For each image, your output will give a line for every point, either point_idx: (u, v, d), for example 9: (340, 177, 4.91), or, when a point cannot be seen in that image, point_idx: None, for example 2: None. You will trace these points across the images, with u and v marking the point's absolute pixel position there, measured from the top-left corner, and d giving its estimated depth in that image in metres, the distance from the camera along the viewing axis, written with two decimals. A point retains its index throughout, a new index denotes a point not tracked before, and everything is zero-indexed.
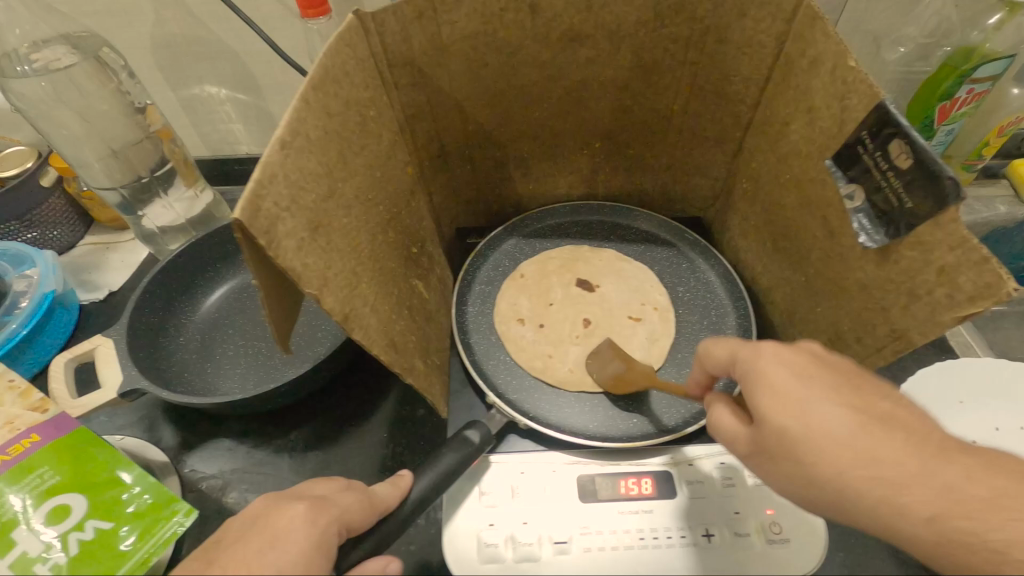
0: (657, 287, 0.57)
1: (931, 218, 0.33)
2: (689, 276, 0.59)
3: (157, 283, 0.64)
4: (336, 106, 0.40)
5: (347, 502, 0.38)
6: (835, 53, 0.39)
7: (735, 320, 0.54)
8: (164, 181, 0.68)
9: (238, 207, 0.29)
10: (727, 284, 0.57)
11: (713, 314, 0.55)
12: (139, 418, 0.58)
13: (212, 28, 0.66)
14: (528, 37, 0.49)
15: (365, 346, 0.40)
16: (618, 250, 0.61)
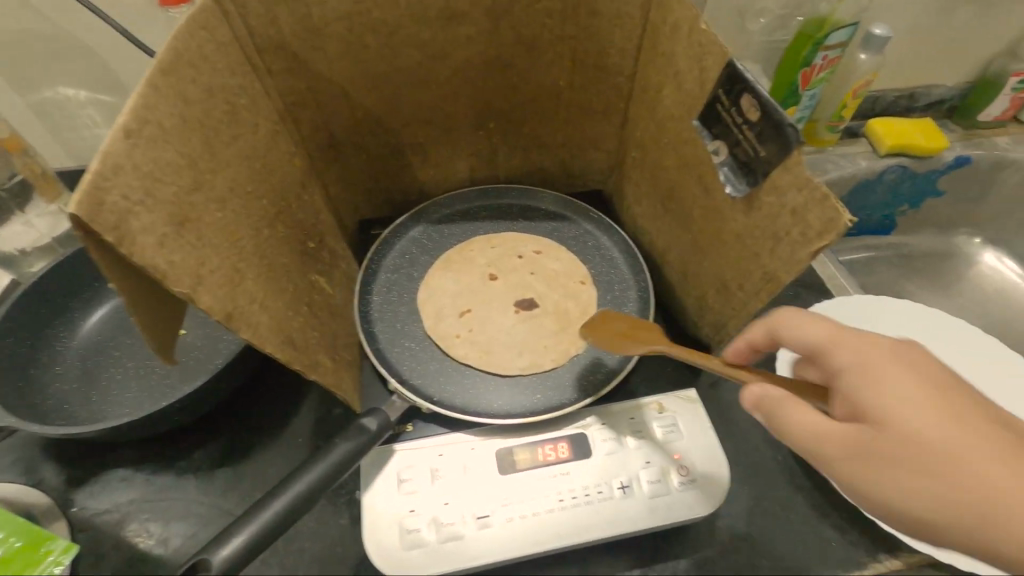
0: (569, 264, 0.58)
1: (781, 163, 0.36)
2: (594, 253, 0.60)
3: (19, 311, 0.57)
4: (195, 92, 0.38)
5: None
6: (690, 17, 0.41)
7: (636, 294, 0.56)
8: (19, 196, 0.61)
9: (72, 200, 0.27)
10: (629, 259, 0.58)
11: (618, 292, 0.56)
12: (12, 461, 0.52)
13: (57, 22, 0.60)
14: (405, 15, 0.48)
15: (255, 344, 0.38)
16: (527, 231, 0.62)
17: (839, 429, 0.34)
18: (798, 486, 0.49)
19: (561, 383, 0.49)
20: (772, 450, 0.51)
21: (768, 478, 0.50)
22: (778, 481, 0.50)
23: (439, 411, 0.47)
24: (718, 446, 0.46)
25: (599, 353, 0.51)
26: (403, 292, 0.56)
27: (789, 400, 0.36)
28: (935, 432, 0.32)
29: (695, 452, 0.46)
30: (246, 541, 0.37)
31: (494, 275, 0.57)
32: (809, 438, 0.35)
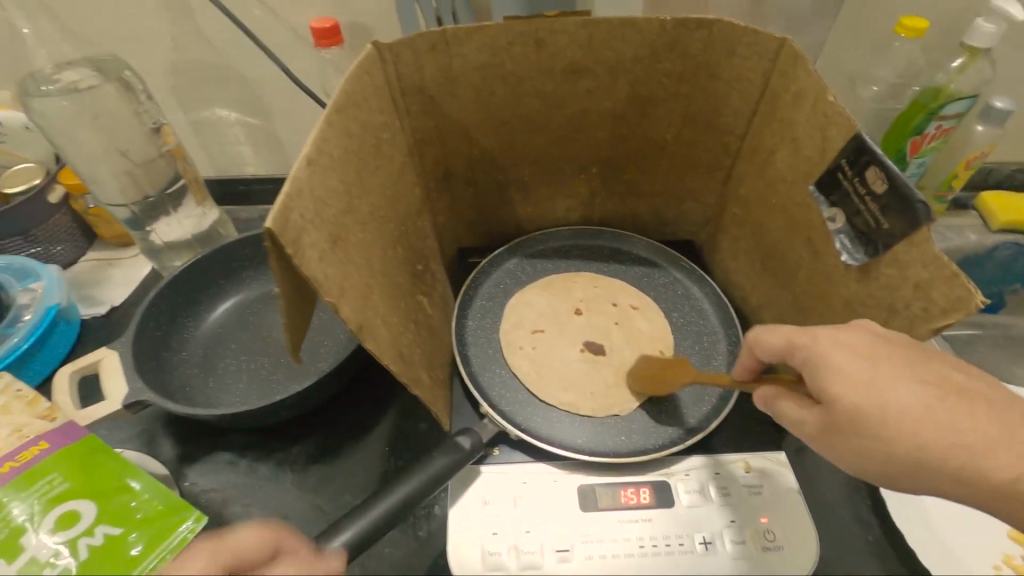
0: (657, 312, 0.59)
1: (906, 237, 0.36)
2: (684, 303, 0.60)
3: (161, 298, 0.64)
4: (355, 127, 0.43)
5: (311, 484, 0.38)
6: (816, 88, 0.43)
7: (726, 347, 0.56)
8: (175, 198, 0.70)
9: (269, 216, 0.32)
10: (720, 312, 0.59)
11: (707, 341, 0.57)
12: (139, 431, 0.58)
13: (227, 55, 0.69)
14: (533, 68, 0.52)
15: (377, 355, 0.41)
16: (618, 275, 0.63)
17: (880, 389, 0.36)
18: (891, 572, 0.47)
19: (646, 429, 0.50)
20: (863, 528, 0.49)
21: (857, 557, 0.47)
22: (868, 562, 0.47)
23: (525, 439, 0.48)
24: (807, 514, 0.45)
25: (686, 404, 0.51)
26: (496, 319, 0.59)
27: (835, 359, 0.37)
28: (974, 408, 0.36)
29: (781, 518, 0.45)
30: (353, 537, 0.40)
31: (581, 310, 0.59)
32: (851, 399, 0.36)
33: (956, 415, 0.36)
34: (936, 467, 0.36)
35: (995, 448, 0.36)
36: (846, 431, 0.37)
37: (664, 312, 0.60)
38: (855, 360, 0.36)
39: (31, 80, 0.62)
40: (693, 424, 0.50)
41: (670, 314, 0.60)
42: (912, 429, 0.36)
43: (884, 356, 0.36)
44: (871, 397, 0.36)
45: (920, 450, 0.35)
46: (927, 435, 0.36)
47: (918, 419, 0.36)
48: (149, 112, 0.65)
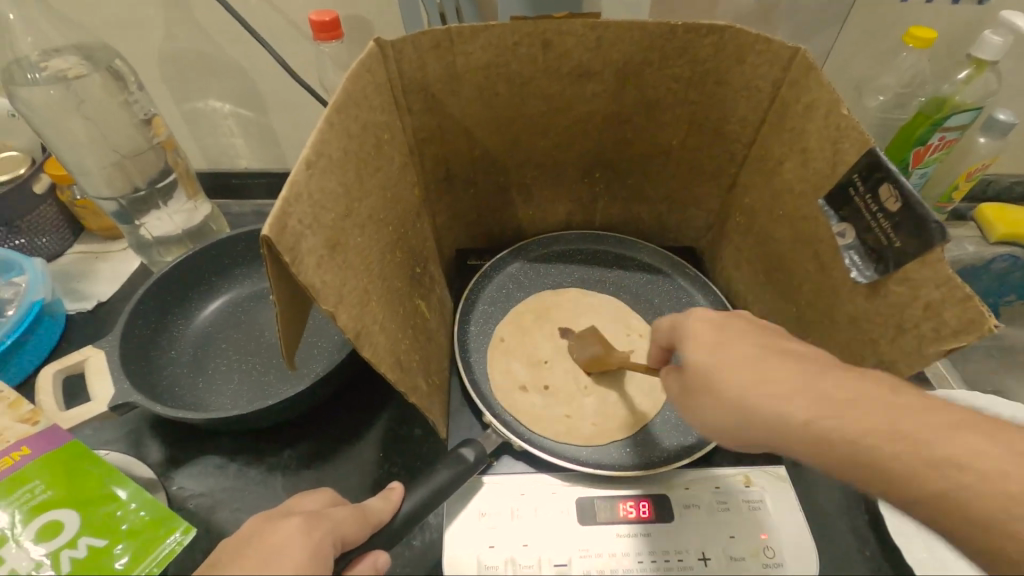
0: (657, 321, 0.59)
1: (918, 257, 0.36)
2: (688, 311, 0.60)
3: (152, 294, 0.63)
4: (355, 128, 0.42)
5: (342, 516, 0.39)
6: (829, 100, 0.42)
7: None
8: (165, 192, 0.68)
9: (266, 223, 0.30)
10: None
11: None
12: (126, 432, 0.57)
13: (220, 45, 0.67)
14: (539, 70, 0.51)
15: (374, 363, 0.40)
16: (622, 281, 0.63)
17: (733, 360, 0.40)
18: None
19: (648, 443, 0.49)
20: (859, 542, 0.49)
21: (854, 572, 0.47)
22: None
23: (527, 449, 0.48)
24: (807, 530, 0.45)
25: (689, 418, 0.51)
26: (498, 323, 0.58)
27: (694, 325, 0.42)
28: (710, 390, 0.40)
29: (782, 533, 0.45)
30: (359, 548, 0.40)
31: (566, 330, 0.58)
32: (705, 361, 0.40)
33: (796, 372, 0.38)
34: (761, 428, 0.38)
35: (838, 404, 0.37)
36: (699, 392, 0.40)
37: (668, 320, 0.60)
38: (715, 336, 0.41)
39: (15, 67, 0.59)
40: (695, 438, 0.49)
41: None
42: (757, 389, 0.38)
43: (727, 327, 0.41)
44: (712, 355, 0.40)
45: (755, 411, 0.38)
46: (770, 388, 0.38)
47: (767, 380, 0.38)
48: (139, 103, 0.63)
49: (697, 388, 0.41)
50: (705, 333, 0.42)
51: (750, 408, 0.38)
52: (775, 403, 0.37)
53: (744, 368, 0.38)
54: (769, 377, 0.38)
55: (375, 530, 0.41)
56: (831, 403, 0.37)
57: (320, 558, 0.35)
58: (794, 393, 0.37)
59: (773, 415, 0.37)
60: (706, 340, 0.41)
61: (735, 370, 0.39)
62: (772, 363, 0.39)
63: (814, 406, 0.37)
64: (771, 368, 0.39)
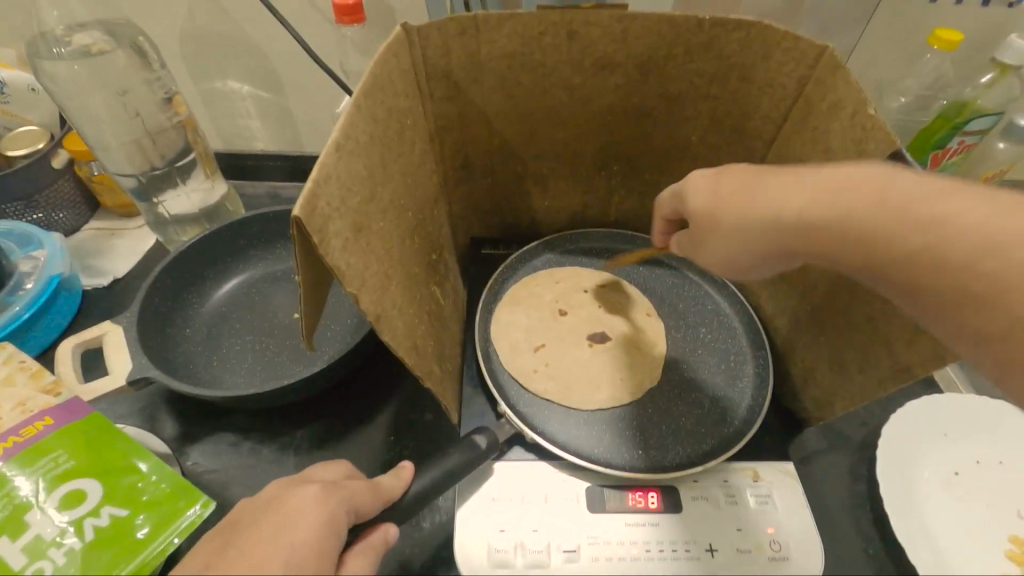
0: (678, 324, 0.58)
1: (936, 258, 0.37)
2: (711, 318, 0.59)
3: (168, 272, 0.63)
4: (381, 113, 0.42)
5: (357, 487, 0.39)
6: (855, 100, 0.42)
7: (753, 368, 0.54)
8: (183, 171, 0.68)
9: (297, 203, 0.31)
10: (751, 332, 0.57)
11: (733, 360, 0.56)
12: (140, 407, 0.57)
13: (241, 25, 0.67)
14: (562, 60, 0.51)
15: (393, 347, 0.40)
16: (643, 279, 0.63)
17: (760, 171, 0.41)
18: None
19: (661, 447, 0.48)
20: (863, 540, 0.49)
21: (857, 570, 0.48)
22: None
23: (538, 442, 0.48)
24: (812, 524, 0.46)
25: (706, 421, 0.50)
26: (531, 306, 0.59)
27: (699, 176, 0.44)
28: (709, 226, 0.43)
29: (789, 529, 0.45)
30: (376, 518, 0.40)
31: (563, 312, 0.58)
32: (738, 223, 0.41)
33: (797, 176, 0.39)
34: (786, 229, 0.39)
35: (885, 222, 0.37)
36: (710, 233, 0.43)
37: (691, 325, 0.59)
38: (727, 183, 0.42)
39: (41, 41, 0.60)
40: (714, 444, 0.49)
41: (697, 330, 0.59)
42: (752, 205, 0.40)
43: (731, 169, 0.43)
44: (712, 203, 0.42)
45: (758, 210, 0.40)
46: (782, 195, 0.39)
47: (770, 192, 0.40)
48: (160, 81, 0.63)
49: (700, 220, 0.43)
50: (701, 183, 0.44)
51: (760, 217, 0.40)
52: (757, 204, 0.40)
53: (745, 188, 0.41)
54: (756, 189, 0.40)
55: (386, 506, 0.41)
56: (869, 204, 0.37)
57: (332, 527, 0.36)
58: (805, 206, 0.38)
59: (786, 209, 0.39)
60: (708, 182, 0.43)
61: (727, 211, 0.41)
62: (772, 180, 0.40)
63: (809, 200, 0.38)
64: (763, 186, 0.40)
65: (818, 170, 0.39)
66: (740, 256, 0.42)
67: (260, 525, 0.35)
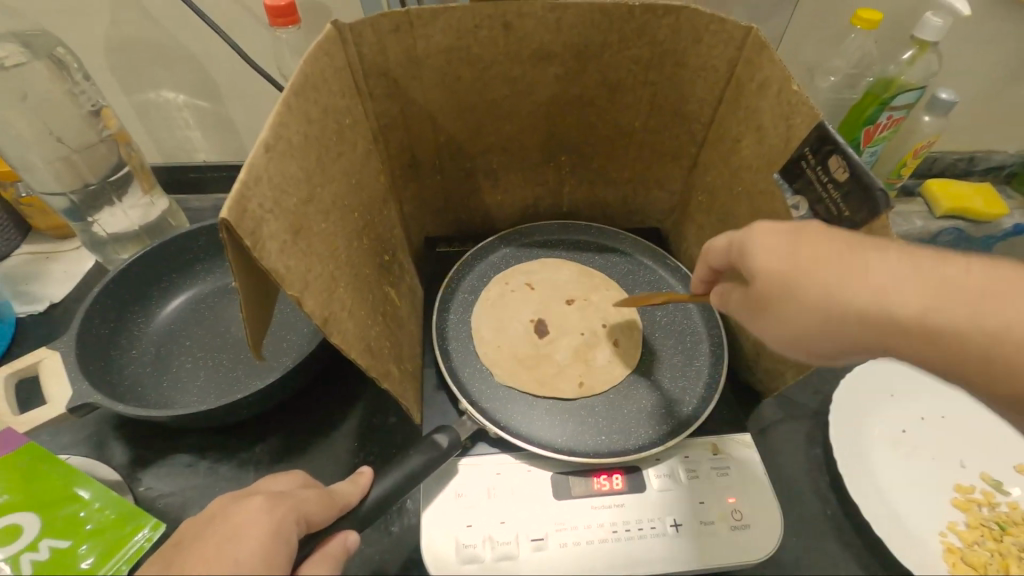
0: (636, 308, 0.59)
1: (867, 224, 0.38)
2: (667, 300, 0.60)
3: (109, 292, 0.60)
4: (315, 113, 0.41)
5: (305, 494, 0.38)
6: (780, 78, 0.44)
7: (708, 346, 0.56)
8: (118, 186, 0.66)
9: (225, 206, 0.30)
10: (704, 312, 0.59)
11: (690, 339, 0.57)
12: (86, 436, 0.55)
13: (171, 32, 0.65)
14: (500, 53, 0.51)
15: (343, 349, 0.40)
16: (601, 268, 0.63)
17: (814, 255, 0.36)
18: (847, 545, 0.49)
19: (623, 431, 0.49)
20: (821, 503, 0.51)
21: (817, 532, 0.49)
22: (828, 539, 0.49)
23: (501, 436, 0.48)
24: (770, 491, 0.47)
25: (668, 403, 0.51)
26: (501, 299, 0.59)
27: (761, 237, 0.38)
28: (784, 295, 0.37)
29: (748, 497, 0.46)
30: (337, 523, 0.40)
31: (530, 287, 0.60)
32: (790, 333, 0.38)
33: (917, 295, 0.35)
34: (868, 325, 0.35)
35: (951, 297, 0.35)
36: (771, 298, 0.38)
37: (648, 309, 0.60)
38: (783, 250, 0.37)
39: None
40: (674, 422, 0.50)
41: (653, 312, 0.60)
42: (830, 275, 0.35)
43: (806, 229, 0.37)
44: (785, 269, 0.37)
45: (841, 301, 0.35)
46: (891, 294, 0.35)
47: (869, 263, 0.35)
48: (85, 94, 0.60)
49: (777, 297, 0.37)
50: (775, 260, 0.37)
51: (841, 304, 0.35)
52: (861, 282, 0.35)
53: (806, 262, 0.36)
54: (829, 266, 0.35)
55: (341, 514, 0.40)
56: (940, 294, 0.35)
57: (285, 538, 0.35)
58: (889, 284, 0.35)
59: (854, 310, 0.35)
60: (782, 260, 0.37)
61: (809, 281, 0.36)
62: (846, 254, 0.36)
63: (905, 277, 0.35)
64: (870, 265, 0.35)
65: (901, 258, 0.36)
66: (808, 329, 0.37)
67: (211, 539, 0.33)
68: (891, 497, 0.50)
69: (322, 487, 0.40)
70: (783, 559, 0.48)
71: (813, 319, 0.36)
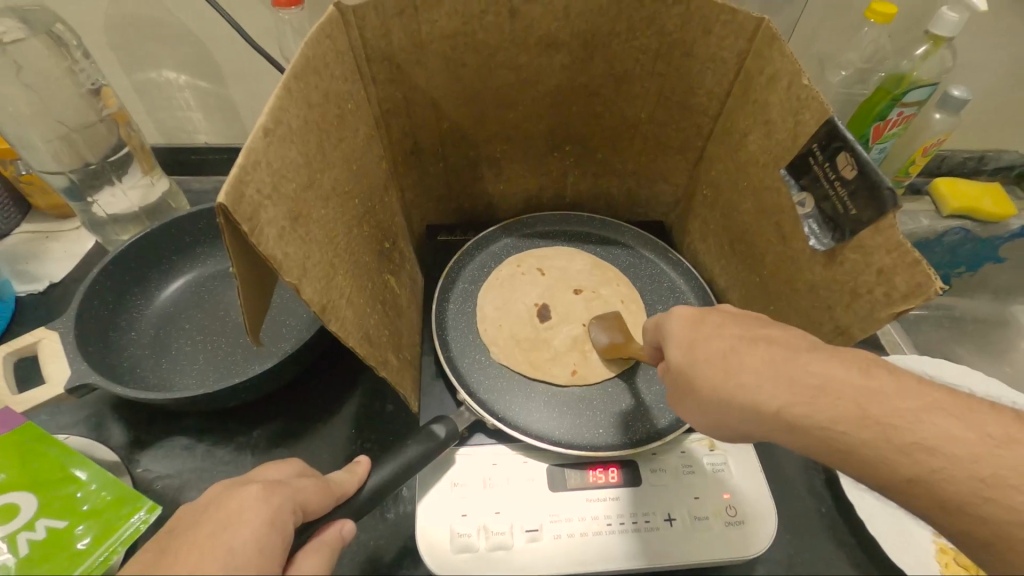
0: (636, 303, 0.59)
1: (872, 223, 0.37)
2: (668, 295, 0.60)
3: (109, 273, 0.60)
4: (316, 97, 0.40)
5: (304, 486, 0.38)
6: (790, 71, 0.43)
7: None
8: (118, 167, 0.65)
9: (222, 190, 0.29)
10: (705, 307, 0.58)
11: None
12: (85, 416, 0.55)
13: (171, 9, 0.63)
14: (505, 39, 0.50)
15: (341, 337, 0.39)
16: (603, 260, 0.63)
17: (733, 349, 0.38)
18: (842, 543, 0.49)
19: (620, 426, 0.49)
20: (816, 500, 0.51)
21: (812, 530, 0.49)
22: (822, 536, 0.49)
23: (499, 428, 0.48)
24: (766, 488, 0.47)
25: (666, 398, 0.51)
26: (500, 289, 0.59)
27: (675, 320, 0.41)
28: (690, 400, 0.39)
29: (744, 494, 0.47)
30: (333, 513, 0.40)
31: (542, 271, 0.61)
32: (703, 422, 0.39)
33: (798, 391, 0.35)
34: (740, 422, 0.37)
35: (814, 392, 0.35)
36: (683, 393, 0.40)
37: (648, 303, 0.59)
38: (684, 351, 0.40)
39: None
40: (672, 417, 0.49)
41: (654, 306, 0.59)
42: (714, 373, 0.37)
43: (707, 321, 0.40)
44: (685, 356, 0.39)
45: (733, 404, 0.37)
46: (788, 381, 0.35)
47: (737, 363, 0.37)
48: (85, 71, 0.59)
49: (681, 391, 0.40)
50: (677, 333, 0.41)
51: (728, 399, 0.37)
52: (736, 388, 0.36)
53: (715, 364, 0.38)
54: (737, 365, 0.37)
55: (336, 502, 0.40)
56: (806, 387, 0.35)
57: (280, 524, 0.35)
58: (764, 379, 0.36)
59: (740, 405, 0.36)
60: (683, 335, 0.40)
61: (705, 369, 0.38)
62: (745, 352, 0.37)
63: (781, 392, 0.35)
64: (743, 365, 0.37)
65: (781, 367, 0.36)
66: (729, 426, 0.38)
67: (205, 523, 0.33)
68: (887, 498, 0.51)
69: (317, 474, 0.40)
70: (776, 555, 0.48)
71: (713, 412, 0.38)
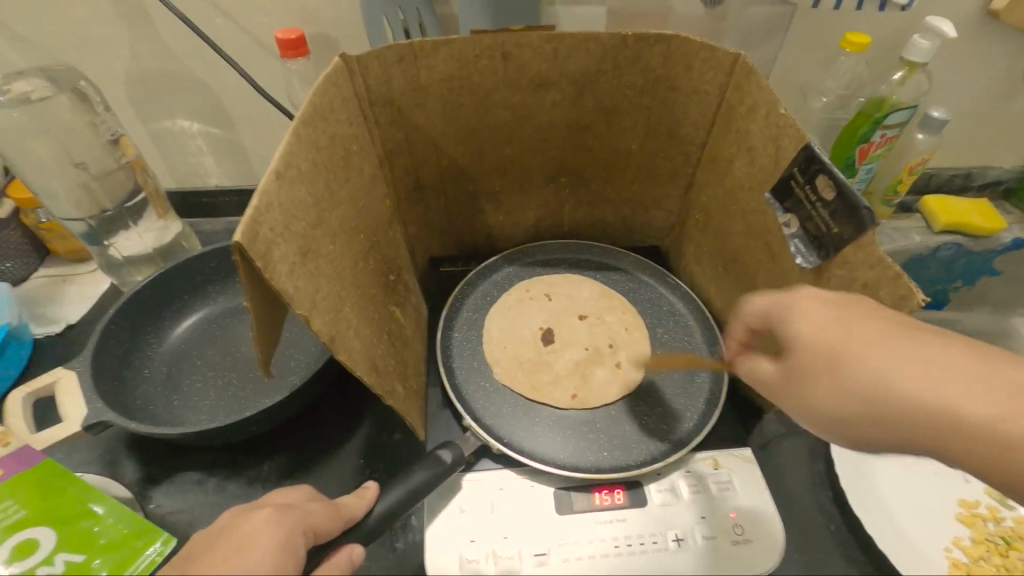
0: (638, 327, 0.59)
1: (854, 241, 0.39)
2: (667, 318, 0.61)
3: (123, 313, 0.62)
4: (324, 140, 0.43)
5: (313, 508, 0.39)
6: (768, 101, 0.45)
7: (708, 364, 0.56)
8: (135, 212, 0.68)
9: (238, 230, 0.31)
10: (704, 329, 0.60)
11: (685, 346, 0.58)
12: (99, 454, 0.56)
13: (186, 63, 0.68)
14: (500, 81, 0.53)
15: (350, 367, 0.41)
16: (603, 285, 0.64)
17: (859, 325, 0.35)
18: (852, 561, 0.48)
19: (624, 448, 0.50)
20: (824, 518, 0.51)
21: (822, 548, 0.49)
22: (833, 554, 0.49)
23: (505, 452, 0.49)
24: (772, 506, 0.47)
25: (668, 419, 0.52)
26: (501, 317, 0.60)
27: (801, 302, 0.37)
28: (826, 380, 0.35)
29: (750, 512, 0.47)
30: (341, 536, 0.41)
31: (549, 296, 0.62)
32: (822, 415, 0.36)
33: (935, 362, 0.34)
34: (881, 406, 0.34)
35: (952, 366, 0.34)
36: (806, 380, 0.36)
37: (648, 326, 0.60)
38: (819, 329, 0.36)
39: None
40: (675, 438, 0.50)
41: (654, 329, 0.60)
42: (852, 352, 0.35)
43: (829, 298, 0.37)
44: (823, 334, 0.36)
45: (890, 386, 0.34)
46: (899, 364, 0.34)
47: (877, 342, 0.35)
48: (105, 123, 0.63)
49: (811, 374, 0.36)
50: (817, 314, 0.36)
51: (859, 382, 0.34)
52: (870, 368, 0.34)
53: (858, 342, 0.35)
54: (868, 341, 0.35)
55: (347, 526, 0.41)
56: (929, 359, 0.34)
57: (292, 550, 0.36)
58: (902, 357, 0.34)
59: (872, 384, 0.34)
60: (819, 315, 0.36)
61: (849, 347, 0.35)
62: (869, 325, 0.35)
63: (921, 365, 0.34)
64: (881, 342, 0.35)
65: (914, 339, 0.35)
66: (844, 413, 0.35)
67: (220, 550, 0.34)
68: (893, 514, 0.51)
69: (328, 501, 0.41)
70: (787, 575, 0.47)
71: (857, 397, 0.35)
